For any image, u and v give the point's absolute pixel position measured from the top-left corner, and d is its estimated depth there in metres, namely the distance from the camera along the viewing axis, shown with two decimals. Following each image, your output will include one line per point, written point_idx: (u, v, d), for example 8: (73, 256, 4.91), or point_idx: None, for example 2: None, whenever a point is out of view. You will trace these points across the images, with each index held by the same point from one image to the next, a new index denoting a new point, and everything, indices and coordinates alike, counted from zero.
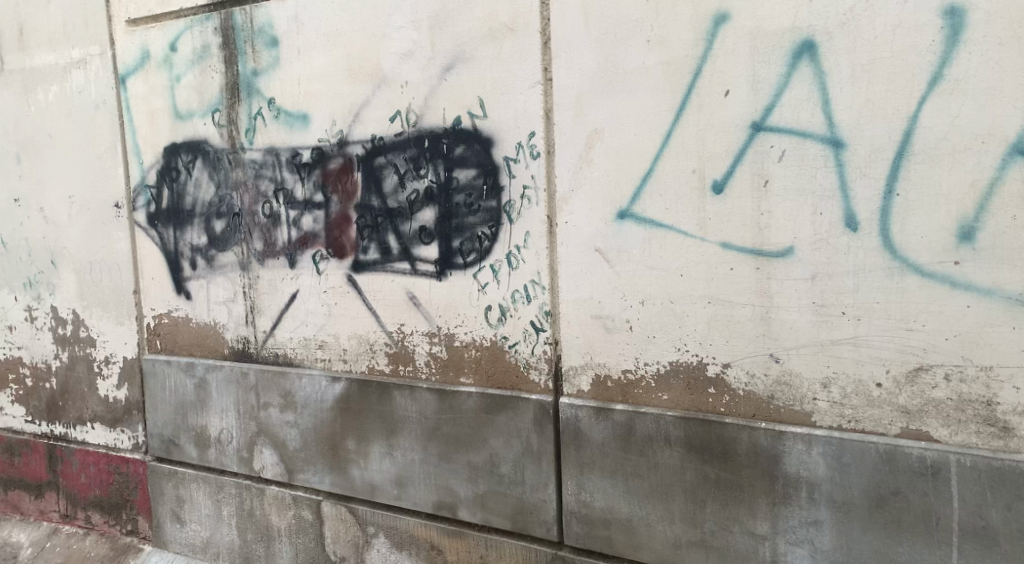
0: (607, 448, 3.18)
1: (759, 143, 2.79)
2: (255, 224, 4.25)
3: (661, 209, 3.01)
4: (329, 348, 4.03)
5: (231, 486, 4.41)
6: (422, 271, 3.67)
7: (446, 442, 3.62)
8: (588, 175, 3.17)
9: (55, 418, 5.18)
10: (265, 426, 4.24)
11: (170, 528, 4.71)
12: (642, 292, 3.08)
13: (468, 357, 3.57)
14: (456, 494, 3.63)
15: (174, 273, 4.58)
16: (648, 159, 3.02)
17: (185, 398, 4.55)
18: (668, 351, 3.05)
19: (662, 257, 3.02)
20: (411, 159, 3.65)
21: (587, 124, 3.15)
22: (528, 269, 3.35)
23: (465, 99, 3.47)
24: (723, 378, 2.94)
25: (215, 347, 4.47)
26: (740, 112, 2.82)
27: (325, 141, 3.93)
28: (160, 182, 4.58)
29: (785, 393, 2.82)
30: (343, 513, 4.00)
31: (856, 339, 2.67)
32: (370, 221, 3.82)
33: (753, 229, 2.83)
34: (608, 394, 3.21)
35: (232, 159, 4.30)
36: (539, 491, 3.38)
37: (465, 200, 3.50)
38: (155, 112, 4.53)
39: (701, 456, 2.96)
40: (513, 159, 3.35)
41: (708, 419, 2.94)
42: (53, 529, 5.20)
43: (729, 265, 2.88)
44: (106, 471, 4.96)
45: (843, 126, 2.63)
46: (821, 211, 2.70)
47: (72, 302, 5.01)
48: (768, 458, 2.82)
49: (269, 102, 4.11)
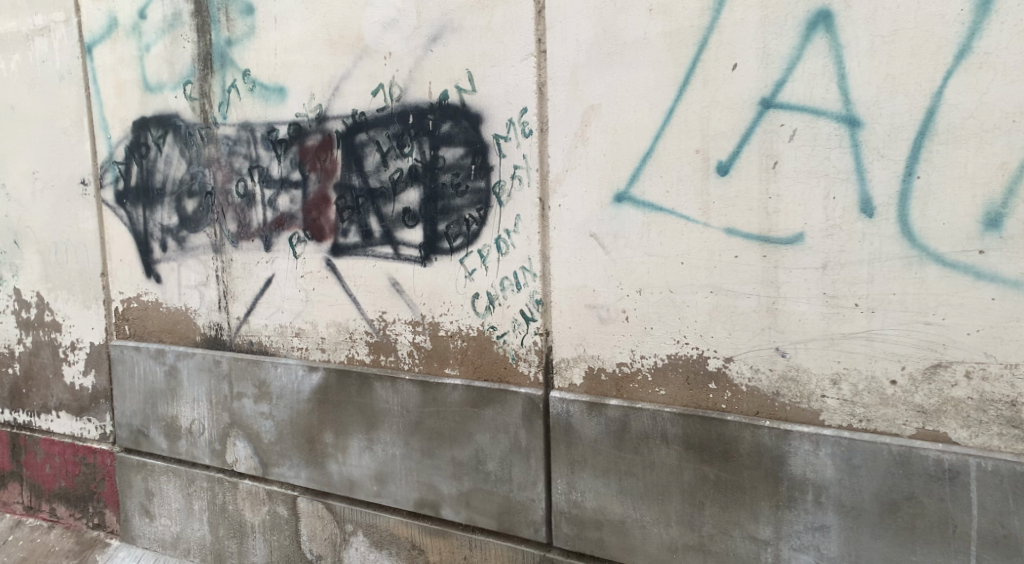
0: (600, 445, 2.99)
1: (769, 121, 2.60)
2: (229, 204, 4.01)
3: (662, 191, 2.81)
4: (306, 337, 3.82)
5: (203, 479, 4.20)
6: (406, 256, 3.45)
7: (429, 437, 3.42)
8: (583, 154, 2.97)
9: (19, 406, 4.94)
10: (239, 417, 4.03)
11: (139, 523, 4.49)
12: (639, 280, 2.89)
13: (453, 347, 3.38)
14: (439, 492, 3.44)
15: (143, 255, 4.34)
16: (648, 138, 2.82)
17: (155, 387, 4.32)
18: (667, 343, 2.86)
19: (661, 243, 2.83)
20: (394, 136, 3.43)
21: (583, 100, 2.95)
22: (518, 255, 3.15)
23: (452, 72, 3.25)
24: (724, 373, 2.76)
25: (187, 334, 4.24)
26: (748, 87, 2.62)
27: (303, 116, 3.70)
28: (129, 158, 4.33)
29: (792, 389, 2.64)
30: (320, 510, 3.80)
31: (869, 333, 2.50)
32: (350, 202, 3.60)
33: (760, 214, 2.64)
34: (601, 388, 3.03)
35: (205, 134, 4.06)
36: (527, 489, 3.20)
37: (452, 180, 3.29)
38: (123, 84, 4.28)
39: (700, 455, 2.78)
40: (503, 137, 3.14)
41: (708, 416, 2.76)
42: (16, 521, 4.96)
43: (734, 252, 2.69)
44: (72, 462, 4.73)
45: (860, 104, 2.45)
46: (834, 196, 2.52)
47: (36, 284, 4.76)
48: (772, 458, 2.65)
49: (244, 75, 3.87)
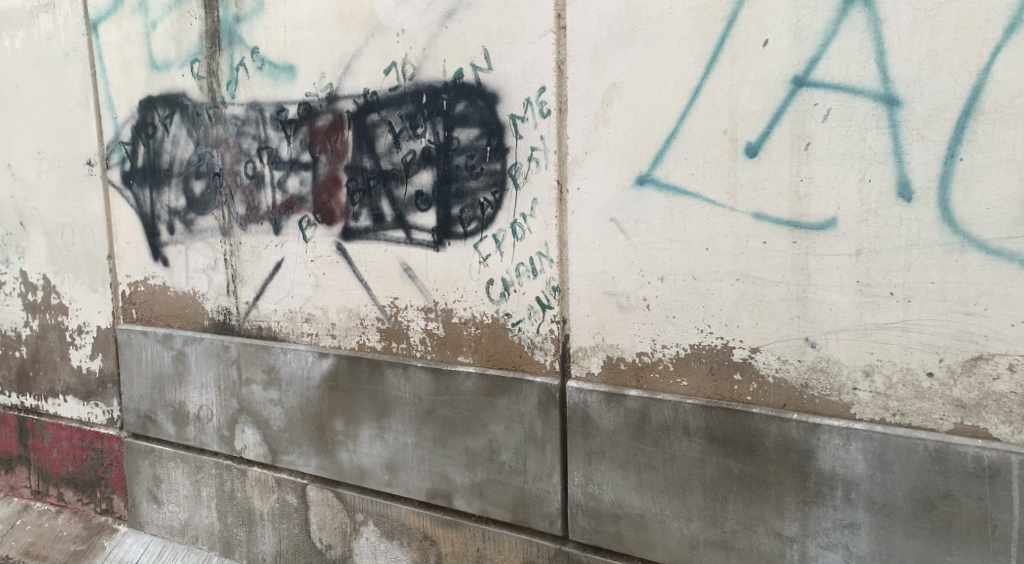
0: (618, 437, 2.90)
1: (801, 100, 2.48)
2: (237, 186, 3.92)
3: (686, 174, 2.70)
4: (316, 322, 3.73)
5: (211, 466, 4.13)
6: (418, 241, 3.35)
7: (441, 425, 3.34)
8: (604, 135, 2.85)
9: (26, 390, 4.89)
10: (248, 403, 3.95)
11: (146, 509, 4.44)
12: (661, 267, 2.78)
13: (467, 335, 3.28)
14: (451, 482, 3.36)
15: (150, 237, 4.26)
16: (673, 118, 2.70)
17: (162, 371, 4.25)
18: (689, 333, 2.76)
19: (685, 228, 2.71)
20: (407, 116, 3.32)
21: (604, 78, 2.83)
22: (534, 240, 3.05)
23: (467, 49, 3.13)
24: (750, 364, 2.66)
25: (195, 318, 4.16)
26: (780, 64, 2.50)
27: (313, 95, 3.59)
28: (135, 138, 4.24)
29: (821, 381, 2.54)
30: (329, 499, 3.73)
31: (905, 323, 2.39)
32: (361, 185, 3.49)
33: (791, 198, 2.52)
34: (620, 379, 2.93)
35: (213, 114, 3.95)
36: (543, 481, 3.11)
37: (466, 162, 3.18)
38: (129, 63, 4.18)
39: (723, 449, 2.68)
40: (520, 118, 3.03)
41: (732, 408, 2.66)
42: (24, 506, 4.92)
43: (762, 238, 2.58)
44: (80, 446, 4.67)
45: (899, 82, 2.33)
46: (869, 179, 2.41)
47: (42, 266, 4.68)
48: (799, 452, 2.55)
49: (253, 53, 3.76)
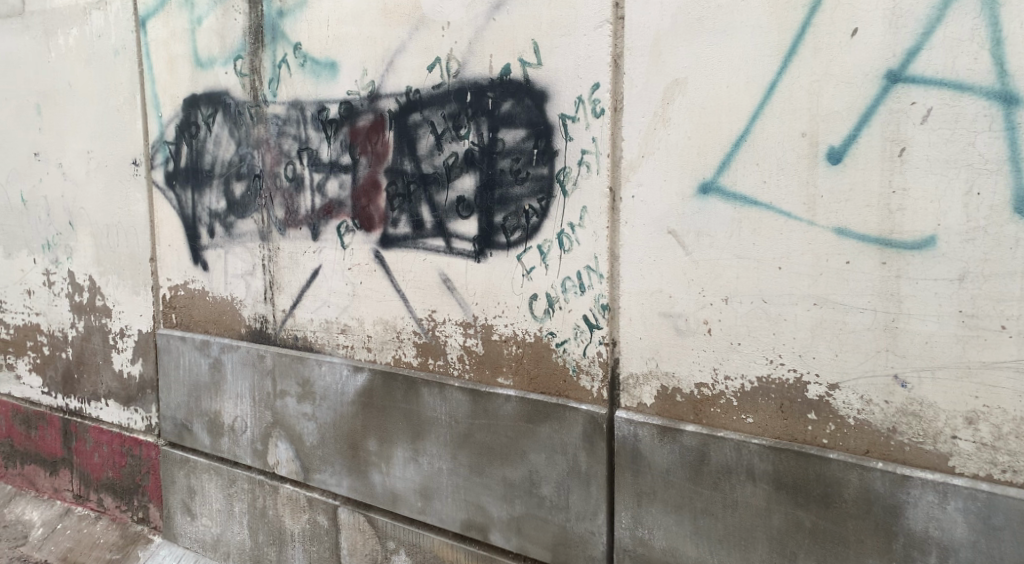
0: (672, 476, 2.57)
1: (895, 97, 2.12)
2: (277, 188, 3.74)
3: (758, 182, 2.36)
4: (352, 334, 3.51)
5: (244, 480, 3.96)
6: (459, 250, 3.10)
7: (478, 452, 3.07)
8: (664, 138, 2.54)
9: (71, 392, 4.83)
10: (282, 417, 3.76)
11: (181, 521, 4.30)
12: (726, 287, 2.45)
13: (508, 354, 3.00)
14: (487, 514, 3.08)
15: (191, 240, 4.13)
16: (743, 118, 2.38)
17: (199, 379, 4.10)
18: (757, 363, 2.42)
19: (755, 244, 2.38)
20: (450, 116, 3.07)
21: (664, 73, 2.52)
22: (583, 252, 2.75)
23: (516, 42, 2.87)
24: (826, 402, 2.29)
25: (232, 325, 4.00)
26: (871, 56, 2.14)
27: (354, 94, 3.38)
28: (179, 138, 4.12)
29: (912, 427, 2.16)
30: (361, 523, 3.49)
31: (1019, 363, 2.01)
32: (401, 189, 3.26)
33: (881, 212, 2.16)
34: (676, 412, 2.60)
35: (254, 114, 3.80)
36: (587, 520, 2.81)
37: (512, 166, 2.91)
38: (175, 60, 4.06)
39: (794, 498, 2.33)
40: (570, 118, 2.74)
41: (804, 452, 2.30)
42: (65, 509, 4.86)
43: (845, 258, 2.22)
44: (119, 452, 4.58)
45: (1019, 77, 1.96)
46: (978, 190, 2.03)
47: (89, 267, 4.62)
48: (884, 508, 2.17)
49: (295, 49, 3.58)
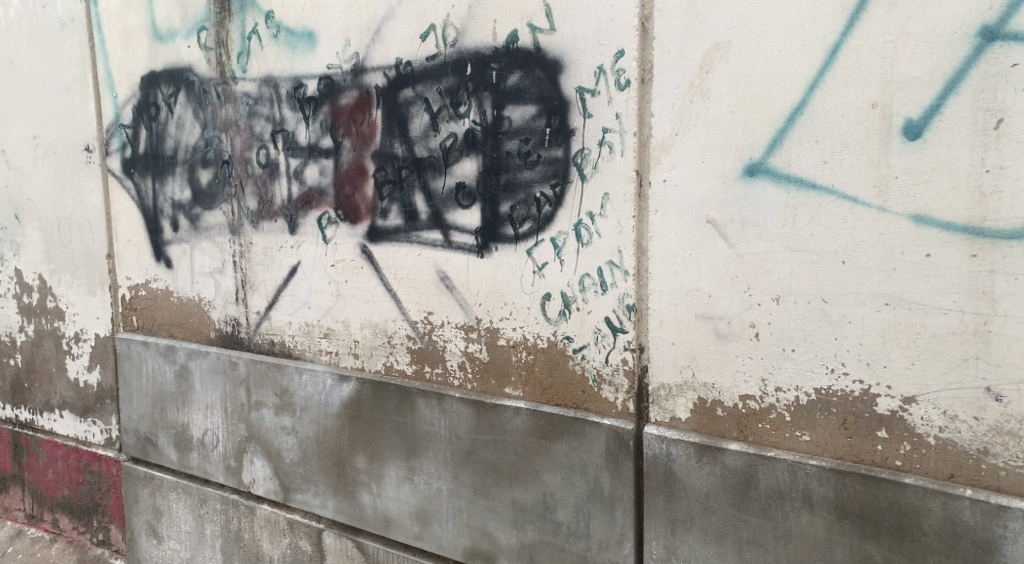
0: (713, 502, 2.24)
1: (993, 58, 1.79)
2: (249, 175, 3.34)
3: (816, 163, 2.03)
4: (336, 339, 3.13)
5: (216, 500, 3.57)
6: (458, 244, 2.73)
7: (484, 472, 2.71)
8: (702, 112, 2.20)
9: (21, 402, 4.39)
10: (258, 430, 3.37)
11: (145, 545, 3.90)
12: (777, 285, 2.12)
13: (517, 362, 2.65)
14: (494, 541, 2.73)
15: (152, 235, 3.71)
16: (800, 88, 2.04)
17: (164, 389, 3.70)
18: (814, 373, 2.09)
19: (814, 236, 2.04)
20: (448, 91, 2.69)
21: (703, 37, 2.17)
22: (605, 246, 2.40)
23: (524, 5, 2.50)
24: (900, 418, 1.98)
25: (200, 329, 3.60)
26: (960, 11, 1.82)
27: (335, 68, 2.99)
28: (137, 120, 3.69)
29: (1009, 448, 1.84)
30: (349, 550, 3.12)
31: None
32: (391, 175, 2.88)
33: (970, 196, 1.84)
34: (717, 427, 2.28)
35: (222, 92, 3.38)
36: (611, 550, 2.47)
37: (520, 148, 2.55)
38: (131, 33, 3.63)
39: (861, 529, 2.01)
40: (589, 91, 2.39)
41: (875, 476, 1.98)
42: (17, 531, 4.43)
43: (925, 250, 1.90)
44: (75, 468, 4.15)
45: None
46: None
47: (38, 266, 4.17)
48: (973, 543, 1.86)
49: (267, 18, 3.18)
